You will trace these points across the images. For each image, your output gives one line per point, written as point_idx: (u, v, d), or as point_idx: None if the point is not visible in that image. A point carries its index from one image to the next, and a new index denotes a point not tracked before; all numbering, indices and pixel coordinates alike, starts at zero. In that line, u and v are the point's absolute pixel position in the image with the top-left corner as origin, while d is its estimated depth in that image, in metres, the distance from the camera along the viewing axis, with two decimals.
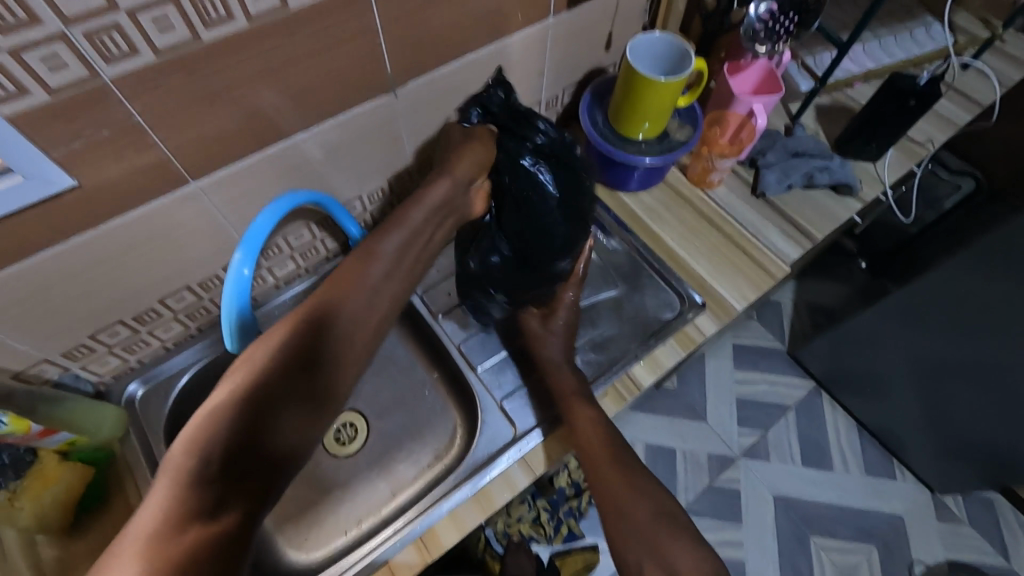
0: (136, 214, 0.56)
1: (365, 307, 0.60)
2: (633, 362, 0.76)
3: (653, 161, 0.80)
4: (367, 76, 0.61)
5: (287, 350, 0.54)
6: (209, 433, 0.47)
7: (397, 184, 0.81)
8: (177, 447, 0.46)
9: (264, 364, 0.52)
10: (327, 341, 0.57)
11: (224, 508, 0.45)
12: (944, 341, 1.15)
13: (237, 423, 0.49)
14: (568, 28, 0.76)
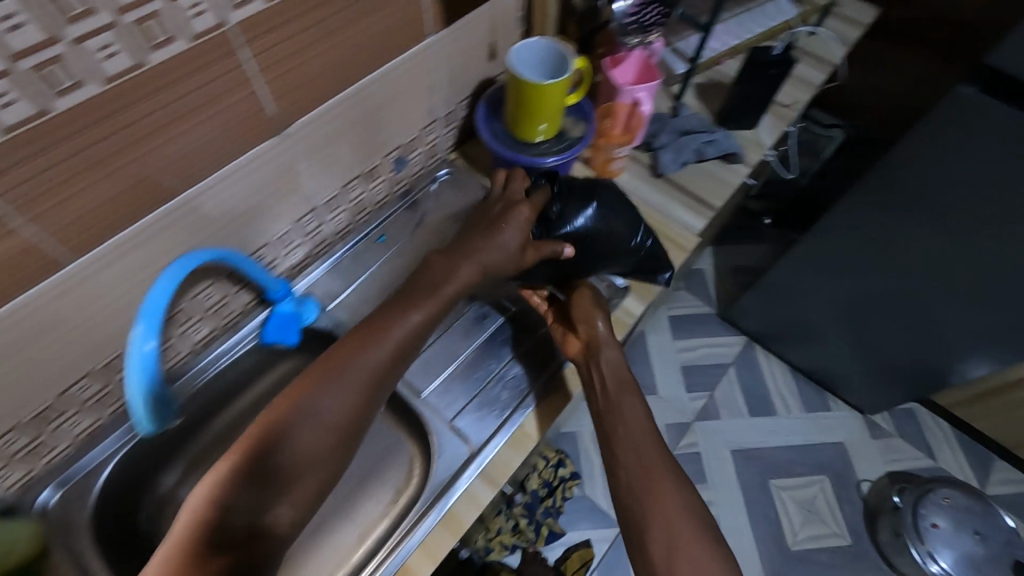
0: (11, 308, 0.51)
1: (350, 388, 0.59)
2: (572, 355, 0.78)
3: (557, 159, 0.83)
4: (249, 120, 0.60)
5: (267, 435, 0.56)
6: (221, 486, 0.53)
7: (306, 223, 0.78)
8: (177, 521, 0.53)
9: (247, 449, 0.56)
10: (310, 425, 0.56)
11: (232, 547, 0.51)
12: (842, 282, 1.26)
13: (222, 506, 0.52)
14: (449, 45, 0.78)
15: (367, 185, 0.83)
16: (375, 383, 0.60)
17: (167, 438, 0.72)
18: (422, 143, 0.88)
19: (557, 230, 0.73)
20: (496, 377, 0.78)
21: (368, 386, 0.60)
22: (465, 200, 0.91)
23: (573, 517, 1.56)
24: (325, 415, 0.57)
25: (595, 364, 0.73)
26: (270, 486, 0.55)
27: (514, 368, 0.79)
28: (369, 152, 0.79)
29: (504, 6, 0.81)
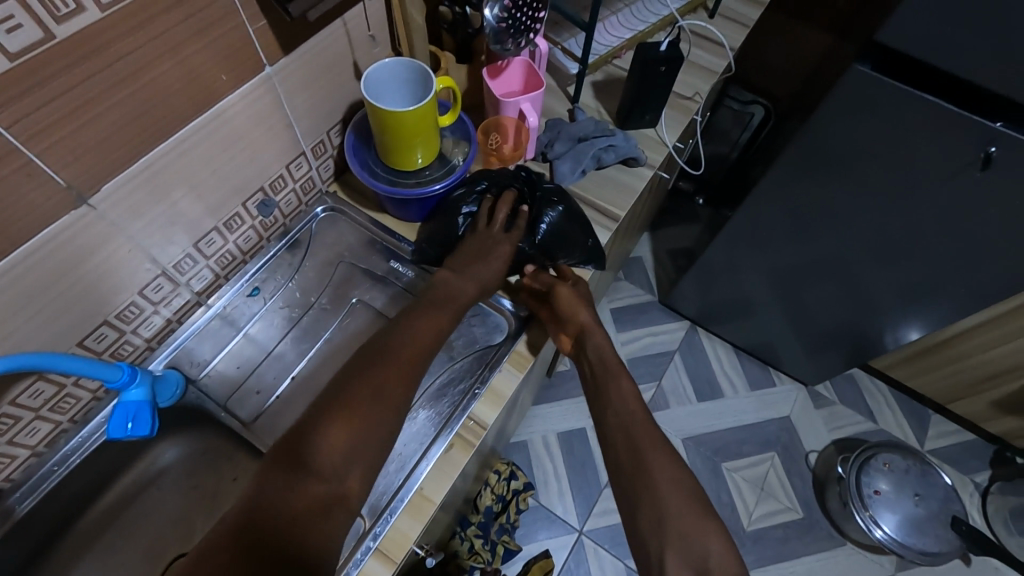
0: None
1: (390, 376, 0.58)
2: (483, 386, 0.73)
3: (438, 187, 0.76)
4: (30, 195, 0.51)
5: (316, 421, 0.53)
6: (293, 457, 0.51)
7: (157, 290, 0.69)
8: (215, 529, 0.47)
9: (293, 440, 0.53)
10: (357, 412, 0.54)
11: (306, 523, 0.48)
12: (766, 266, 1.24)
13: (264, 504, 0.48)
14: (299, 73, 0.69)
15: (229, 236, 0.75)
16: (422, 358, 0.61)
17: (20, 549, 0.65)
18: (292, 180, 0.79)
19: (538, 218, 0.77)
20: None
21: (409, 371, 0.59)
22: (348, 235, 0.84)
23: (530, 529, 1.50)
24: (365, 400, 0.55)
25: (592, 345, 0.73)
26: (332, 458, 0.52)
27: (422, 416, 0.72)
28: (222, 202, 0.70)
29: (360, 22, 0.73)
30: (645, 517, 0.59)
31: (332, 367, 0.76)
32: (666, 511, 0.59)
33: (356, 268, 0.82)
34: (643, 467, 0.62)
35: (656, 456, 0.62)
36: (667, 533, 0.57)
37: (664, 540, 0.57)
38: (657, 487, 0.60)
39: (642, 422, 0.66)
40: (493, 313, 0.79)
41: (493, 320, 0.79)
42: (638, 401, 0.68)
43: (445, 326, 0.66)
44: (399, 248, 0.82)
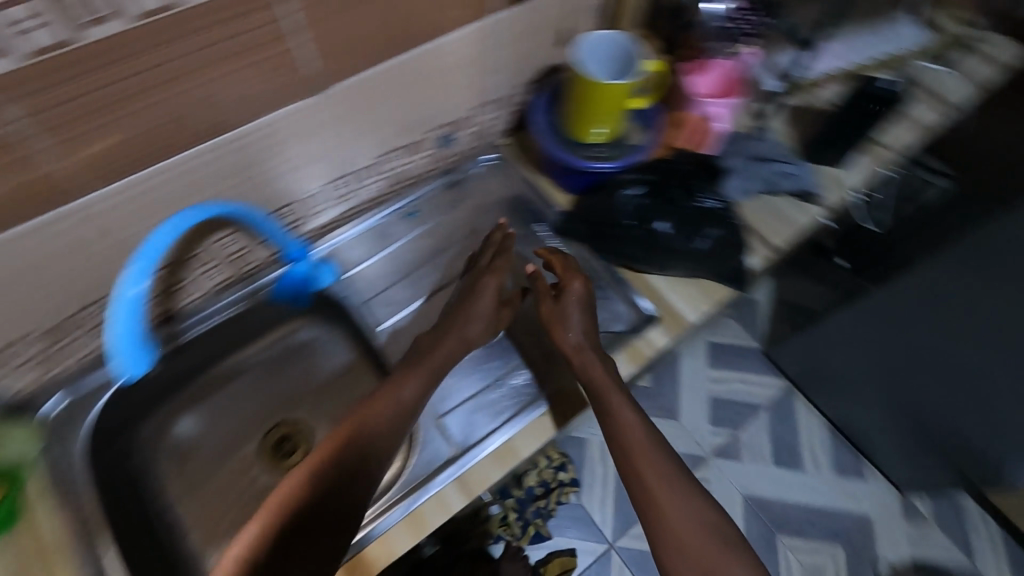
0: (37, 223, 0.54)
1: (372, 444, 0.60)
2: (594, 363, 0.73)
3: (606, 165, 0.76)
4: (279, 76, 0.58)
5: (305, 494, 0.56)
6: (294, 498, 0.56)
7: (339, 188, 0.76)
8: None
9: (282, 508, 0.55)
10: (346, 485, 0.57)
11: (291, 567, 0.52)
12: None
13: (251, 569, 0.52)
14: (516, 26, 0.73)
15: (407, 159, 0.80)
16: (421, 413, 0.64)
17: (176, 369, 0.76)
18: (473, 125, 0.84)
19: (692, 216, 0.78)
20: (500, 383, 0.73)
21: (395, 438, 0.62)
22: (504, 188, 0.87)
23: (563, 524, 1.49)
24: (351, 471, 0.58)
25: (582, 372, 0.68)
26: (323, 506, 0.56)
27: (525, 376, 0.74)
28: (414, 126, 0.76)
29: None
30: (671, 536, 0.59)
31: None
32: (681, 544, 0.59)
33: (502, 218, 0.85)
34: (649, 500, 0.61)
35: (663, 486, 0.62)
36: (682, 558, 0.58)
37: (686, 562, 0.58)
38: (668, 524, 0.60)
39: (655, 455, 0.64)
40: (615, 302, 0.77)
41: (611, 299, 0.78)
42: (638, 430, 0.65)
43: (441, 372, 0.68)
44: (544, 213, 0.85)
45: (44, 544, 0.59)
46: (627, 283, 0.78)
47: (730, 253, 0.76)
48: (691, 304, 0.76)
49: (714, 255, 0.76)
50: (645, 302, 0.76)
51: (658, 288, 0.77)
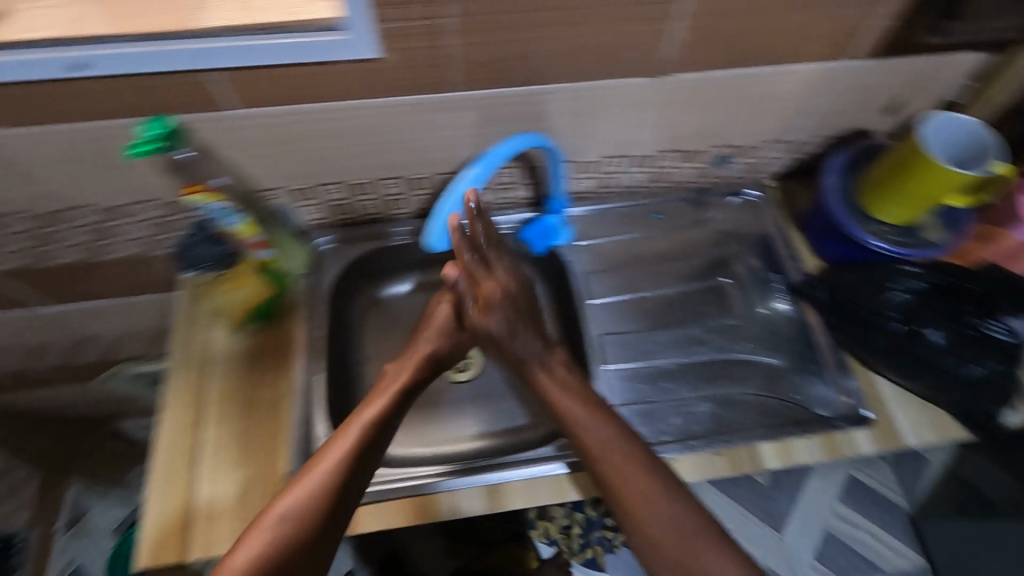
0: (401, 101, 0.62)
1: (399, 416, 0.62)
2: (790, 430, 0.68)
3: (884, 247, 0.71)
4: (644, 50, 0.61)
5: (346, 470, 0.56)
6: (312, 483, 0.54)
7: (613, 164, 0.79)
8: (244, 546, 0.51)
9: (322, 482, 0.54)
10: (377, 458, 0.59)
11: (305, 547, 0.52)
12: None
13: (298, 535, 0.52)
14: (861, 78, 0.70)
15: (679, 162, 0.81)
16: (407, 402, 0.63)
17: (408, 259, 0.85)
18: (755, 156, 0.82)
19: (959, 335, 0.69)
20: (680, 404, 0.72)
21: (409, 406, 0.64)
22: (752, 226, 0.85)
23: (620, 564, 1.43)
24: (382, 442, 0.60)
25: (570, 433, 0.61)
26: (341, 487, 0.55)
27: (707, 407, 0.72)
28: (708, 136, 0.76)
29: (948, 69, 0.70)
30: (648, 544, 0.55)
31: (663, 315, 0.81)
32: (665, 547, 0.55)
33: (748, 259, 0.84)
34: (624, 505, 0.56)
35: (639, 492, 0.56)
36: (665, 561, 0.54)
37: (674, 567, 0.54)
38: (652, 531, 0.55)
39: (627, 451, 0.58)
40: (827, 385, 0.72)
41: (825, 381, 0.73)
42: (614, 451, 0.58)
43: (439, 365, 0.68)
44: (783, 263, 0.81)
45: (285, 343, 0.74)
46: (850, 373, 0.72)
47: (989, 397, 0.67)
48: (912, 426, 0.68)
49: (968, 392, 0.68)
50: (868, 411, 0.69)
51: (883, 396, 0.70)
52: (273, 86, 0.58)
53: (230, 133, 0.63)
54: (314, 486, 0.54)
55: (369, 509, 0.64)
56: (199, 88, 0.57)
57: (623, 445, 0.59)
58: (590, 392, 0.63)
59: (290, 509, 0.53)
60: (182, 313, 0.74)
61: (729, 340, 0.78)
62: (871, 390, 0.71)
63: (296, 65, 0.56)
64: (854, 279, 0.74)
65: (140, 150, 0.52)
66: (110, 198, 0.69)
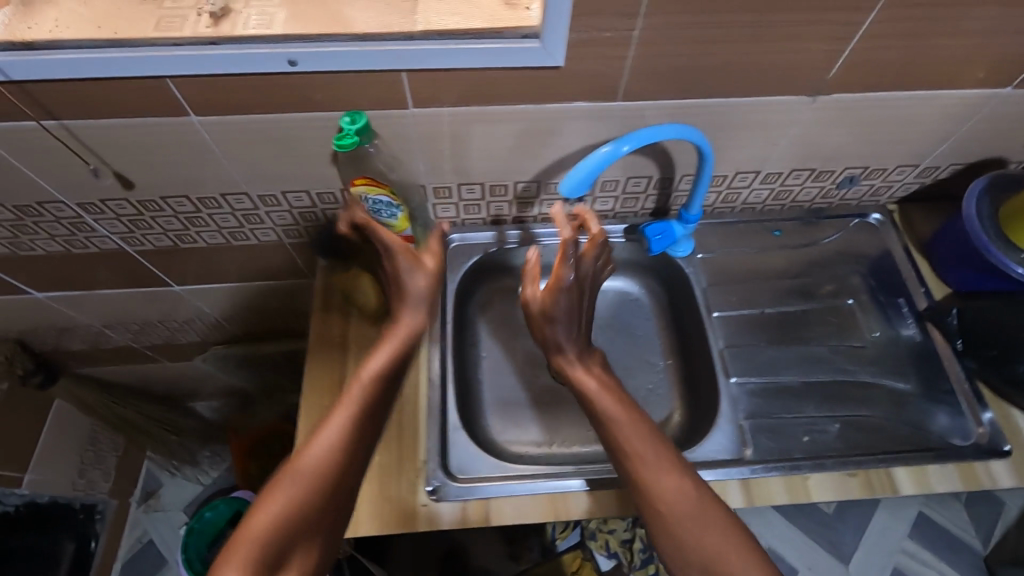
0: (563, 108, 0.64)
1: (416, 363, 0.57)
2: (926, 456, 0.68)
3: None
4: (812, 72, 0.62)
5: (359, 434, 0.51)
6: (330, 447, 0.49)
7: (740, 180, 0.80)
8: (269, 501, 0.47)
9: (335, 449, 0.49)
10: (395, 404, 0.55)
11: (320, 514, 0.48)
12: None
13: (323, 492, 0.48)
14: (1009, 106, 0.70)
15: (806, 181, 0.81)
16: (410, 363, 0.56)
17: (525, 260, 0.87)
18: (881, 178, 0.82)
19: None
20: (805, 421, 0.72)
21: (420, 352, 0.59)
22: (872, 248, 0.85)
23: None
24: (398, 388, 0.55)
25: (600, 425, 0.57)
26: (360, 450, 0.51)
27: (837, 426, 0.72)
28: (842, 156, 0.76)
29: None
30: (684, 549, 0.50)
31: (781, 332, 0.81)
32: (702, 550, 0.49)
33: (861, 277, 0.84)
34: (645, 495, 0.52)
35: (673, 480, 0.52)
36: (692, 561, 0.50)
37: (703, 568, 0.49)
38: (682, 523, 0.50)
39: (658, 445, 0.54)
40: (961, 416, 0.72)
41: (956, 410, 0.72)
42: (669, 491, 0.51)
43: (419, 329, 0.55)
44: (913, 289, 0.81)
45: (416, 332, 0.76)
46: (984, 404, 0.71)
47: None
48: None
49: None
50: (1007, 444, 0.68)
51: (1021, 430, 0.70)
52: (447, 89, 0.60)
53: (402, 130, 0.65)
54: (338, 441, 0.50)
55: (501, 501, 0.66)
56: (390, 87, 0.59)
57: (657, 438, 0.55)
58: (629, 393, 0.58)
59: (311, 466, 0.48)
60: (320, 297, 0.79)
61: (850, 360, 0.78)
62: (1007, 423, 0.70)
63: (478, 69, 0.57)
64: (993, 309, 0.71)
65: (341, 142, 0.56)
66: (268, 187, 0.73)
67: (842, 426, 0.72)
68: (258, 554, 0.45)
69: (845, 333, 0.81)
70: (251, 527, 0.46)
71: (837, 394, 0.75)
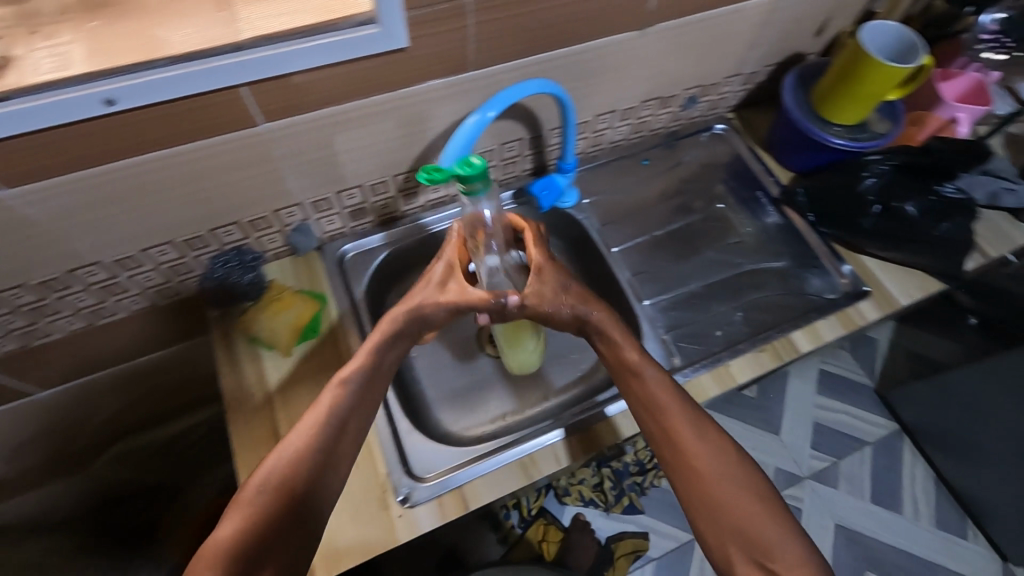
0: (420, 89, 0.63)
1: (380, 368, 0.65)
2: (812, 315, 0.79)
3: (846, 143, 0.81)
4: (636, 9, 0.67)
5: (306, 456, 0.58)
6: (279, 470, 0.57)
7: (601, 122, 0.85)
8: (228, 520, 0.55)
9: (280, 468, 0.57)
10: (357, 414, 0.62)
11: (276, 528, 0.55)
12: None
13: (280, 501, 0.56)
14: (798, 5, 0.80)
15: (656, 110, 0.89)
16: (365, 390, 0.63)
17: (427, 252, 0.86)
18: (716, 92, 0.91)
19: (929, 198, 0.80)
20: (716, 318, 0.81)
21: (402, 345, 0.68)
22: (725, 155, 0.95)
23: (656, 504, 1.51)
24: (362, 398, 0.63)
25: (628, 387, 0.67)
26: (310, 471, 0.58)
27: (740, 314, 0.81)
28: (679, 80, 0.84)
29: None
30: (723, 519, 0.60)
31: (672, 249, 0.90)
32: (717, 501, 0.61)
33: (724, 182, 0.94)
34: (692, 474, 0.62)
35: (699, 448, 0.62)
36: (723, 525, 0.60)
37: (734, 530, 0.60)
38: (719, 496, 0.61)
39: (697, 427, 0.63)
40: (827, 275, 0.84)
41: (823, 272, 0.84)
42: (714, 466, 0.62)
43: (426, 311, 0.68)
44: (766, 181, 0.91)
45: (340, 353, 0.73)
46: (841, 258, 0.84)
47: (958, 249, 0.80)
48: (900, 287, 0.81)
49: (943, 250, 0.80)
50: (866, 286, 0.81)
51: (872, 270, 0.82)
52: (294, 93, 0.57)
53: (262, 149, 0.61)
54: (297, 453, 0.58)
55: (475, 485, 0.66)
56: (234, 107, 0.55)
57: (700, 421, 0.64)
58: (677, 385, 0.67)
59: (269, 479, 0.57)
60: (220, 350, 0.72)
61: (733, 254, 0.88)
62: (862, 268, 0.82)
63: (320, 67, 0.55)
64: (831, 179, 0.83)
65: (427, 170, 0.53)
66: (125, 248, 0.65)
67: (744, 314, 0.81)
68: (221, 563, 0.53)
69: (723, 233, 0.91)
70: (215, 541, 0.54)
71: (731, 286, 0.85)
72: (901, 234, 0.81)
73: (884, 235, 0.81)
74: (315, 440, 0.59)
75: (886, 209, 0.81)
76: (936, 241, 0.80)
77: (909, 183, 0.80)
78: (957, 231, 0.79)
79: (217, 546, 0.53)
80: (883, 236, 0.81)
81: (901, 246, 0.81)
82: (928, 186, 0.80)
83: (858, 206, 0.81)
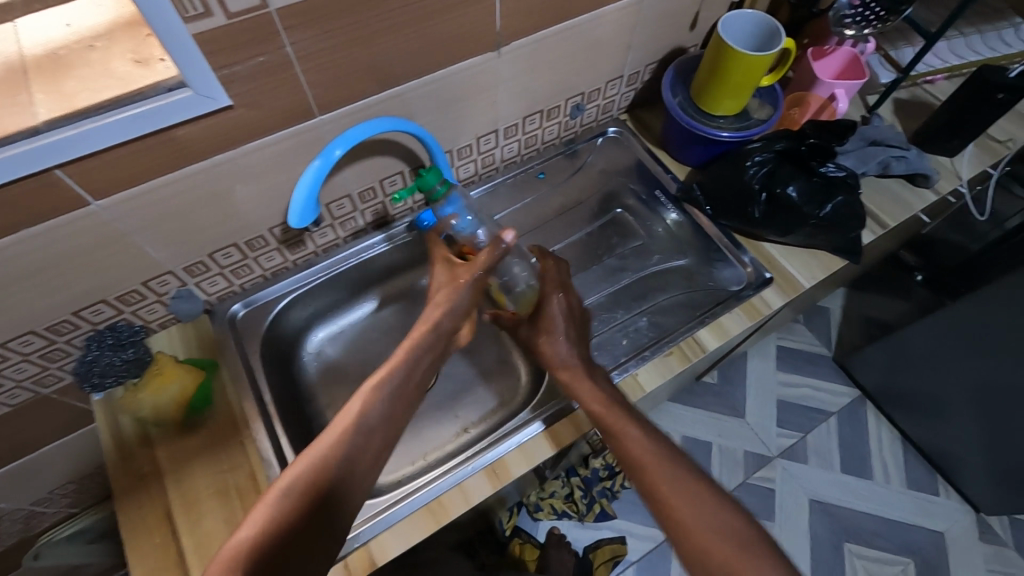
0: (265, 142, 0.62)
1: (417, 370, 0.63)
2: (716, 309, 0.78)
3: (730, 134, 0.81)
4: (481, 31, 0.66)
5: (338, 458, 0.53)
6: (309, 470, 0.52)
7: (485, 143, 0.84)
8: (244, 526, 0.48)
9: (313, 468, 0.52)
10: (392, 419, 0.59)
11: (298, 532, 0.49)
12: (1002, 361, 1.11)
13: (308, 505, 0.50)
14: (661, 4, 0.79)
15: (542, 123, 0.88)
16: (400, 392, 0.60)
17: (329, 296, 0.85)
18: (602, 97, 0.90)
19: (814, 180, 0.78)
20: (623, 324, 0.80)
21: (436, 350, 0.66)
22: (621, 157, 0.95)
23: (629, 506, 1.49)
24: (396, 404, 0.60)
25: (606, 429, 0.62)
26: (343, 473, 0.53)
27: (645, 320, 0.80)
28: (556, 92, 0.83)
29: None
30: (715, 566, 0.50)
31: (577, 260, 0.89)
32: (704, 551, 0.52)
33: (627, 185, 0.94)
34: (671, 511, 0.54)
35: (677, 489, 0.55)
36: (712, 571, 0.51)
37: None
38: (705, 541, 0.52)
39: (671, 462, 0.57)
40: (732, 265, 0.83)
41: (727, 264, 0.83)
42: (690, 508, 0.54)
43: (450, 314, 0.67)
44: (664, 180, 0.91)
45: (236, 417, 0.71)
46: (742, 248, 0.84)
47: (847, 227, 0.79)
48: (801, 268, 0.81)
49: (836, 229, 0.79)
50: (768, 272, 0.81)
51: (773, 256, 0.83)
52: (116, 168, 0.54)
53: (105, 227, 0.59)
54: (327, 453, 0.53)
55: (385, 538, 0.64)
56: (54, 190, 0.52)
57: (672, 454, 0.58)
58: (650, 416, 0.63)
59: (298, 479, 0.51)
60: (107, 434, 0.69)
61: (638, 257, 0.88)
62: (764, 256, 0.83)
63: (135, 138, 0.52)
64: (719, 171, 0.82)
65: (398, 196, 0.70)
66: None
67: (649, 317, 0.80)
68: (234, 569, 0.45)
69: (624, 236, 0.91)
70: (229, 547, 0.47)
71: (636, 290, 0.85)
72: (793, 220, 0.79)
73: (777, 223, 0.80)
74: (350, 440, 0.55)
75: (772, 197, 0.79)
76: (831, 221, 0.79)
77: (790, 168, 0.79)
78: (844, 209, 0.78)
79: (228, 552, 0.46)
80: (776, 222, 0.80)
81: (799, 228, 0.80)
82: (810, 168, 0.78)
83: (747, 197, 0.79)
